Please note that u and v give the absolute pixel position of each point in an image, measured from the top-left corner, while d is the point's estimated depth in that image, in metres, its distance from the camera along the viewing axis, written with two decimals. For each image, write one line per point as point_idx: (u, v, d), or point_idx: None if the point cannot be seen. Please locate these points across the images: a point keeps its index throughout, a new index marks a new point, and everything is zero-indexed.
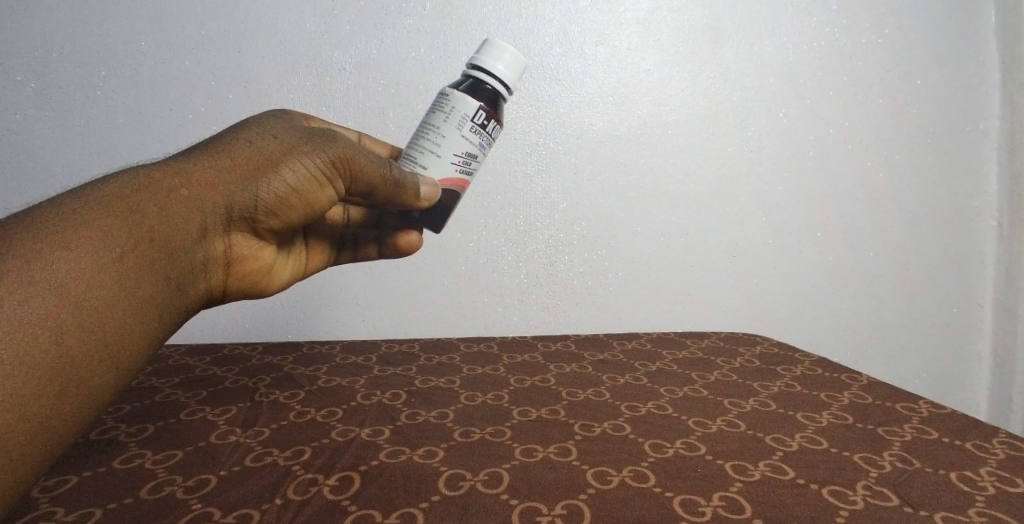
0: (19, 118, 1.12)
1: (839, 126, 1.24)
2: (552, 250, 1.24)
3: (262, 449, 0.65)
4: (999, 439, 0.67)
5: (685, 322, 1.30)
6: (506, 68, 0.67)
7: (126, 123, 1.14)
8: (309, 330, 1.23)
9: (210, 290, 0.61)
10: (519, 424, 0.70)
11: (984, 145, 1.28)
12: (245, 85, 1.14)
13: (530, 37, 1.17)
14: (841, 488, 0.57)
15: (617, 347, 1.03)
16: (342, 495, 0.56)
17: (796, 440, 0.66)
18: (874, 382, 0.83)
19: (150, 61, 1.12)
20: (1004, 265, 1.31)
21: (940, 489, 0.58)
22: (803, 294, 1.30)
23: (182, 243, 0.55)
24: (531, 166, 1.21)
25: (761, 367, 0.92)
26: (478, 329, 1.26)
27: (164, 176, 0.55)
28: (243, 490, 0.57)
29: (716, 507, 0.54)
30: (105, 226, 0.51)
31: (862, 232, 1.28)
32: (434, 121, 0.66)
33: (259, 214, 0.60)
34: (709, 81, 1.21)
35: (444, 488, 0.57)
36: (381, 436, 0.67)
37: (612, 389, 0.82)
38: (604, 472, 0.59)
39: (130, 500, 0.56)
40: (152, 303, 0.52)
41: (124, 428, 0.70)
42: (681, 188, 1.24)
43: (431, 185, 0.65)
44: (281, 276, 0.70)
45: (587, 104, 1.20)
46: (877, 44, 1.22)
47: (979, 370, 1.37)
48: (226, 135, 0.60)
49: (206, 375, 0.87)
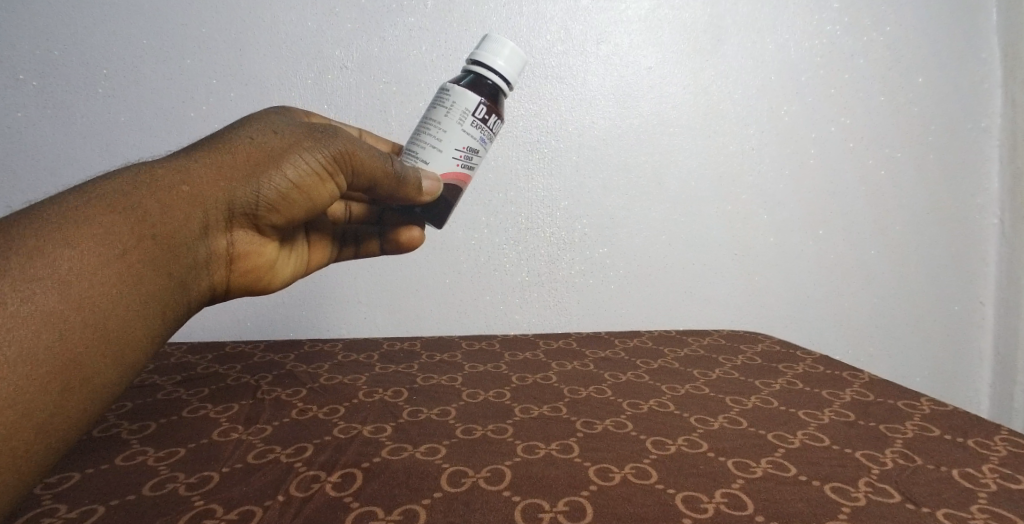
0: (21, 117, 1.12)
1: (840, 124, 1.24)
2: (554, 249, 1.24)
3: (264, 446, 0.65)
4: (1001, 436, 0.67)
5: (686, 320, 1.30)
6: (506, 62, 0.67)
7: (128, 121, 1.14)
8: (311, 328, 1.23)
9: (213, 286, 0.61)
10: (521, 422, 0.70)
11: (985, 143, 1.27)
12: (247, 84, 1.15)
13: (531, 35, 1.17)
14: (843, 484, 0.57)
15: (618, 345, 1.03)
16: (344, 492, 0.56)
17: (798, 437, 0.66)
18: (876, 379, 0.83)
19: (151, 60, 1.13)
20: (1006, 263, 1.31)
21: (942, 485, 0.58)
22: (804, 292, 1.30)
23: (184, 240, 0.55)
24: (532, 164, 1.21)
25: (763, 364, 0.92)
26: (479, 327, 1.26)
27: (166, 173, 0.55)
28: (246, 487, 0.57)
29: (718, 503, 0.54)
30: (107, 222, 0.51)
31: (864, 230, 1.28)
32: (434, 116, 0.66)
33: (261, 210, 0.60)
34: (709, 79, 1.21)
35: (446, 485, 0.57)
36: (383, 433, 0.67)
37: (614, 386, 0.82)
38: (606, 468, 0.60)
39: (134, 496, 0.56)
40: (154, 300, 0.52)
41: (126, 425, 0.70)
42: (682, 186, 1.24)
43: (432, 179, 0.65)
44: (285, 272, 0.70)
45: (588, 103, 1.20)
46: (877, 42, 1.22)
47: (981, 368, 1.37)
48: (227, 132, 0.60)
49: (208, 373, 0.87)
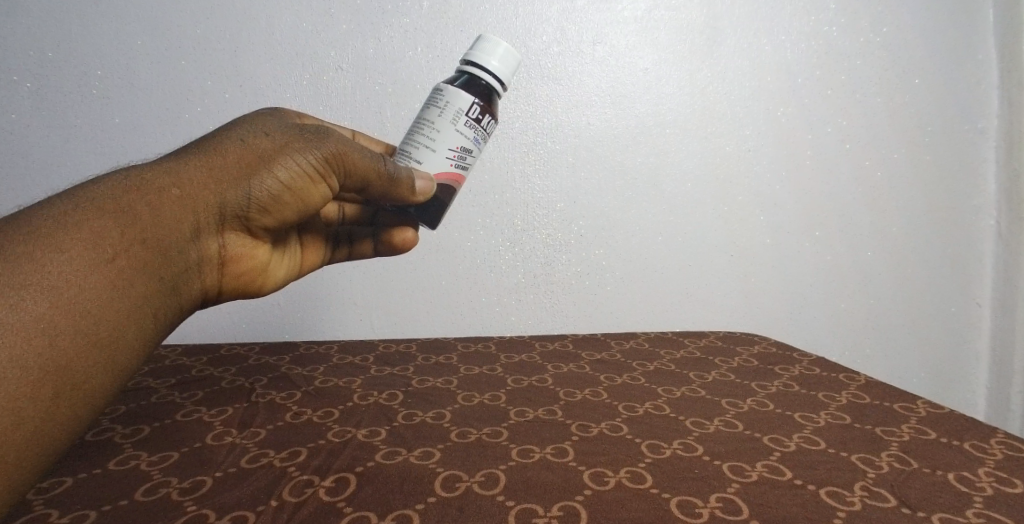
0: (15, 117, 1.11)
1: (837, 125, 1.24)
2: (550, 250, 1.24)
3: (258, 450, 0.65)
4: (998, 440, 0.67)
5: (683, 322, 1.30)
6: (500, 62, 0.66)
7: (122, 123, 1.14)
8: (306, 330, 1.22)
9: (204, 289, 0.60)
10: (516, 425, 0.70)
11: (983, 143, 1.27)
12: (242, 86, 1.14)
13: (528, 36, 1.16)
14: (839, 489, 0.57)
15: (614, 346, 1.03)
16: (337, 496, 0.56)
17: (794, 441, 0.66)
18: (872, 381, 0.83)
19: (146, 61, 1.12)
20: (1004, 264, 1.31)
21: (938, 490, 0.58)
22: (800, 292, 1.30)
23: (174, 242, 0.54)
24: (530, 164, 1.20)
25: (759, 366, 0.92)
26: (476, 329, 1.26)
27: (156, 175, 0.55)
28: (238, 492, 0.57)
29: (713, 508, 0.54)
30: (96, 227, 0.50)
31: (861, 231, 1.28)
32: (428, 117, 0.66)
33: (253, 213, 0.60)
34: (707, 79, 1.21)
35: (440, 489, 0.57)
36: (377, 437, 0.67)
37: (610, 389, 0.82)
38: (601, 472, 0.59)
39: (125, 502, 0.56)
40: (146, 304, 0.52)
41: (120, 429, 0.70)
42: (679, 187, 1.24)
43: (426, 179, 0.64)
44: (278, 274, 0.70)
45: (585, 103, 1.19)
46: (873, 43, 1.22)
47: (978, 369, 1.37)
48: (217, 134, 0.59)
49: (203, 376, 0.87)
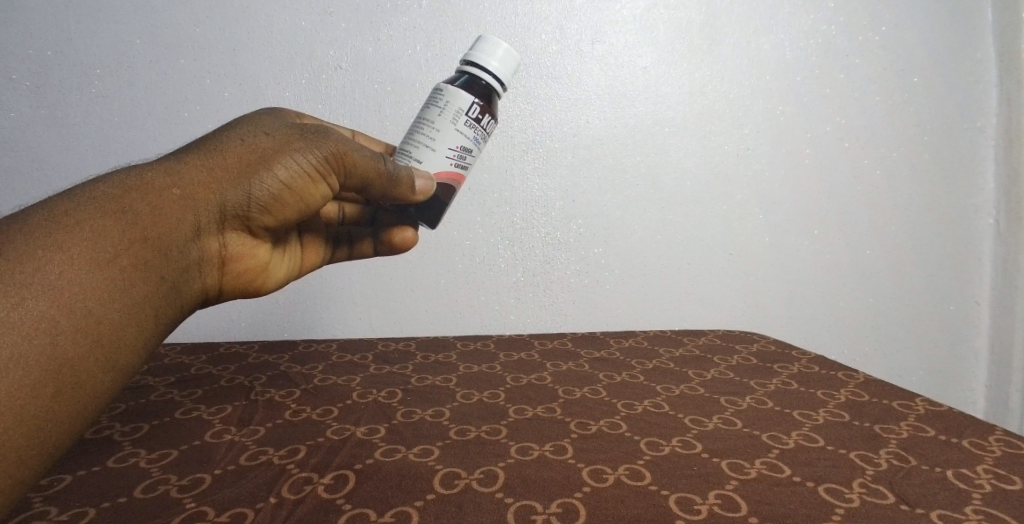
0: (15, 116, 1.11)
1: (836, 124, 1.24)
2: (550, 249, 1.24)
3: (256, 448, 0.65)
4: (996, 437, 0.67)
5: (682, 321, 1.30)
6: (500, 63, 0.66)
7: (122, 122, 1.14)
8: (305, 328, 1.22)
9: (205, 290, 0.60)
10: (515, 423, 0.70)
11: (982, 142, 1.27)
12: (241, 85, 1.14)
13: (527, 35, 1.17)
14: (838, 486, 0.57)
15: (614, 345, 1.03)
16: (336, 494, 0.56)
17: (793, 438, 0.66)
18: (871, 380, 0.83)
19: (146, 60, 1.12)
20: (1003, 263, 1.31)
21: (937, 487, 0.58)
22: (799, 291, 1.30)
23: (175, 242, 0.54)
24: (529, 163, 1.20)
25: (758, 364, 0.92)
26: (474, 328, 1.26)
27: (157, 176, 0.55)
28: (237, 489, 0.57)
29: (712, 505, 0.54)
30: (97, 228, 0.50)
31: (860, 230, 1.28)
32: (428, 117, 0.66)
33: (253, 213, 0.60)
34: (706, 78, 1.21)
35: (439, 487, 0.57)
36: (376, 435, 0.67)
37: (609, 386, 0.82)
38: (599, 470, 0.59)
39: (124, 499, 0.56)
40: (147, 304, 0.52)
41: (119, 427, 0.69)
42: (678, 186, 1.24)
43: (426, 179, 0.64)
44: (278, 274, 0.70)
45: (585, 103, 1.20)
46: (872, 42, 1.22)
47: (977, 368, 1.37)
48: (216, 134, 0.59)
49: (202, 374, 0.87)
